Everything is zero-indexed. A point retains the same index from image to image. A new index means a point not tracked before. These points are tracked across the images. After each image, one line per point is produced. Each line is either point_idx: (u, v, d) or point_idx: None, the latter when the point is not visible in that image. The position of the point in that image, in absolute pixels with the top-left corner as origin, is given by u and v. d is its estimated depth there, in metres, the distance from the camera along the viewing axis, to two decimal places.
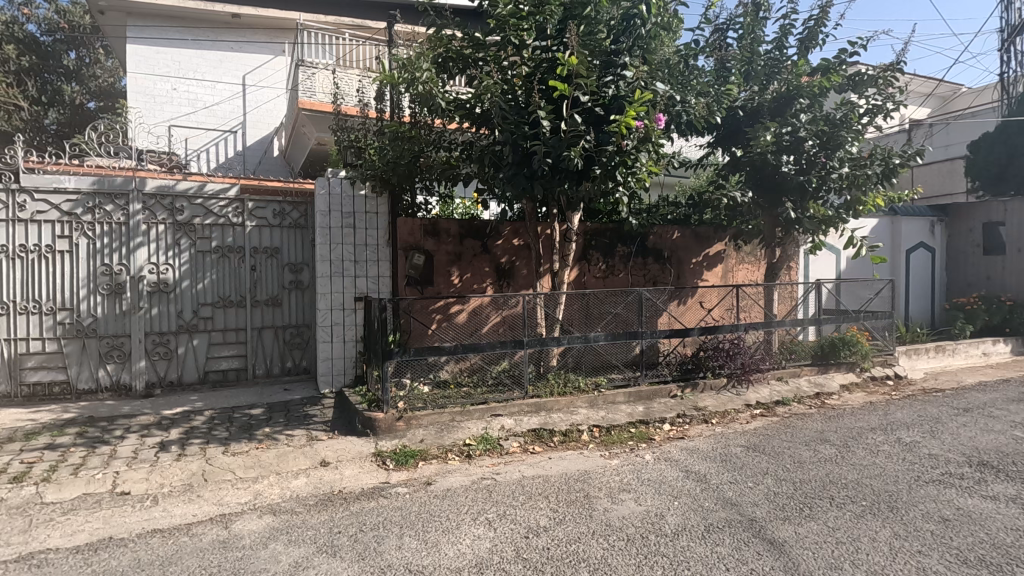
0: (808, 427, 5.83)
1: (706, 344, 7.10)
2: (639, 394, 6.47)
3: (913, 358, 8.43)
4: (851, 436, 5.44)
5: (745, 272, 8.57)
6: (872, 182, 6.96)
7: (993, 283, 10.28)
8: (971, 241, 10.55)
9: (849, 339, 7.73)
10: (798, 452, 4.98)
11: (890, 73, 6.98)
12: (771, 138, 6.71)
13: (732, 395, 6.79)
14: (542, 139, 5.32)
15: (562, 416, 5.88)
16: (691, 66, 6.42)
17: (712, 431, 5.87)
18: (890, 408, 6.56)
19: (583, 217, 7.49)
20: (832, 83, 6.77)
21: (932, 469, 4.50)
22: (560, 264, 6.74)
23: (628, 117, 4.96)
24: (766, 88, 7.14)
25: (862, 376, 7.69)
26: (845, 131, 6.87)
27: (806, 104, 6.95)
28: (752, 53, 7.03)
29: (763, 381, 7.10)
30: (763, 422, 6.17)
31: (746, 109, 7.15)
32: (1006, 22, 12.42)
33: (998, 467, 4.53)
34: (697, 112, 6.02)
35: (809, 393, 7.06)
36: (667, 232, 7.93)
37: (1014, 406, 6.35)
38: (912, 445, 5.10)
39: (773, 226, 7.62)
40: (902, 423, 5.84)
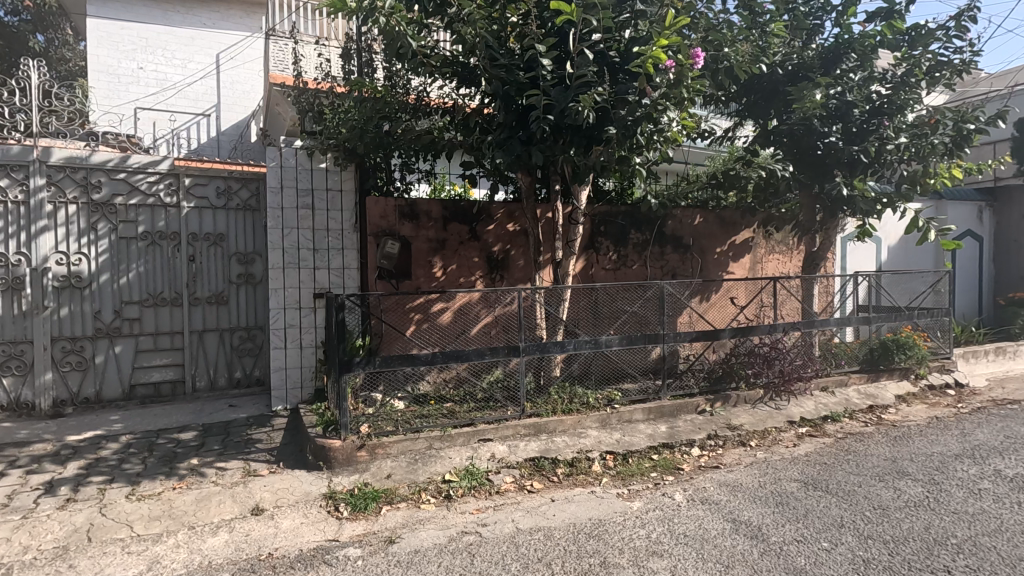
0: (873, 453, 4.69)
1: (738, 349, 5.96)
2: (661, 411, 5.34)
3: (972, 362, 7.35)
4: (934, 467, 4.31)
5: (776, 264, 7.41)
6: (939, 153, 5.82)
7: None
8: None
9: (903, 343, 6.56)
10: (874, 493, 3.85)
11: (965, 19, 5.83)
12: (820, 98, 5.50)
13: (772, 410, 5.66)
14: (542, 89, 4.19)
15: (567, 441, 4.74)
16: (720, 16, 5.25)
17: (753, 457, 4.74)
18: (963, 425, 5.44)
19: (590, 197, 6.35)
20: (897, 30, 5.48)
21: None
22: (563, 252, 5.60)
23: (656, 49, 3.83)
24: (807, 44, 5.92)
25: (918, 385, 6.61)
26: (908, 93, 5.71)
27: (857, 63, 5.74)
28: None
29: (806, 392, 5.96)
30: (814, 444, 5.03)
31: (786, 66, 5.88)
32: None
33: None
34: (738, 60, 4.95)
35: (860, 407, 5.95)
36: (688, 216, 6.76)
37: None
38: (1020, 482, 3.96)
39: (811, 209, 6.43)
40: (990, 448, 4.70)
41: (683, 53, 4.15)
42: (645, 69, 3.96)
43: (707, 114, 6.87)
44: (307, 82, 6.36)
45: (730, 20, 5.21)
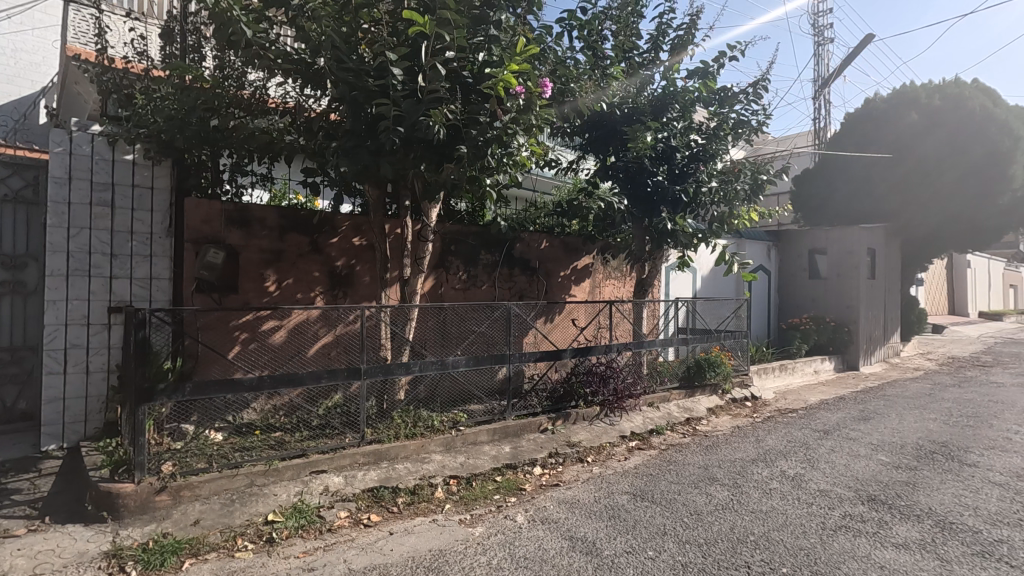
0: (689, 462, 5.19)
1: (578, 368, 6.28)
2: (506, 431, 5.37)
3: (763, 377, 8.64)
4: (737, 472, 4.88)
5: (612, 289, 8.01)
6: (741, 198, 6.77)
7: (818, 304, 11.14)
8: (799, 266, 11.38)
9: (713, 361, 7.50)
10: (690, 500, 4.23)
11: (760, 87, 6.93)
12: (649, 140, 6.12)
13: (607, 425, 6.01)
14: (393, 99, 4.04)
15: (408, 468, 4.51)
16: (566, 53, 5.59)
17: (590, 472, 4.95)
18: (758, 432, 6.30)
19: (441, 216, 6.28)
20: (710, 89, 6.32)
21: (832, 512, 3.96)
22: (412, 269, 5.42)
23: (508, 72, 3.94)
24: (640, 91, 6.55)
25: (724, 398, 7.55)
26: (718, 145, 6.59)
27: (679, 113, 6.50)
28: (629, 47, 6.27)
29: (636, 408, 6.44)
30: (642, 457, 5.43)
31: (623, 109, 6.45)
32: (818, 74, 13.81)
33: (889, 502, 4.11)
34: (582, 96, 5.32)
35: (679, 420, 6.60)
36: (535, 240, 7.00)
37: (863, 426, 6.42)
38: (799, 480, 4.64)
39: (642, 240, 6.99)
40: (778, 452, 5.48)
41: (532, 81, 4.29)
42: (497, 91, 4.03)
43: (554, 145, 7.26)
44: (115, 60, 5.45)
45: (575, 60, 5.59)
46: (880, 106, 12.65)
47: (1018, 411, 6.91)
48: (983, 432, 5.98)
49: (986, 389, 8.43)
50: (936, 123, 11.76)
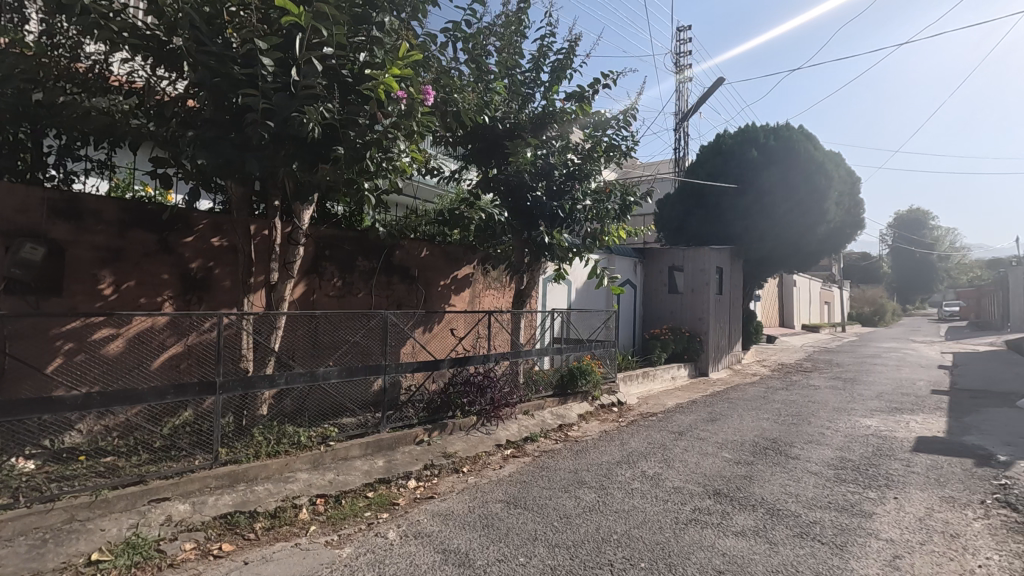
0: (561, 467, 5.39)
1: (456, 379, 6.26)
2: (379, 444, 5.18)
3: (628, 384, 9.28)
4: (603, 475, 5.16)
5: (491, 299, 8.13)
6: (611, 217, 7.25)
7: (676, 317, 12.26)
8: (661, 281, 12.45)
9: (584, 369, 7.87)
10: (560, 504, 4.39)
11: (629, 115, 7.50)
12: (529, 156, 6.31)
13: (483, 435, 6.05)
14: (261, 90, 3.76)
15: (270, 489, 4.17)
16: (450, 63, 5.60)
17: (465, 482, 4.94)
18: (623, 436, 6.73)
19: (315, 219, 5.94)
20: (586, 112, 6.71)
21: (684, 507, 4.33)
22: (280, 275, 5.05)
23: (390, 76, 3.86)
24: (522, 108, 6.76)
25: (593, 404, 7.96)
26: (592, 165, 7.00)
27: (557, 132, 6.81)
28: (512, 65, 6.44)
29: (512, 416, 6.56)
30: (517, 464, 5.54)
31: (505, 124, 6.60)
32: (679, 108, 15.28)
33: (730, 494, 4.60)
34: (466, 108, 5.36)
35: (553, 426, 6.84)
36: (416, 248, 6.90)
37: (711, 426, 7.14)
38: (657, 479, 5.02)
39: (520, 252, 7.20)
40: (639, 454, 5.89)
41: (414, 87, 4.26)
42: (377, 94, 3.93)
43: (437, 153, 7.22)
44: None
45: (459, 71, 5.63)
46: (728, 141, 14.29)
47: (828, 409, 8.13)
48: (803, 428, 6.94)
49: (806, 391, 9.82)
50: (772, 160, 13.56)
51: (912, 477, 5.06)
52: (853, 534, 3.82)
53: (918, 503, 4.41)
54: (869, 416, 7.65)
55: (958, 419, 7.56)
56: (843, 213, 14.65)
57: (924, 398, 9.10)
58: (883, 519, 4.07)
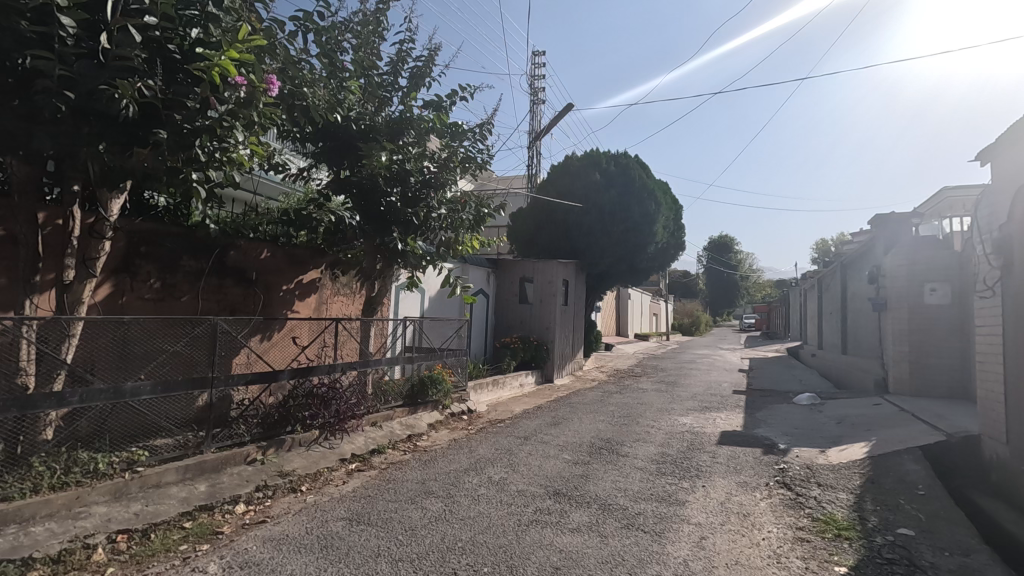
0: (408, 479, 5.28)
1: (296, 391, 5.83)
2: (201, 467, 4.62)
3: (479, 392, 9.45)
4: (450, 483, 5.17)
5: (340, 306, 7.74)
6: (466, 227, 7.31)
7: (525, 326, 12.80)
8: (512, 292, 12.92)
9: (435, 378, 7.85)
10: (406, 516, 4.29)
11: (485, 128, 7.69)
12: (384, 160, 6.14)
13: (325, 450, 5.70)
14: (59, 55, 3.18)
15: (54, 529, 3.48)
16: (299, 55, 5.27)
17: (303, 502, 4.61)
18: (472, 443, 6.82)
19: (128, 211, 5.15)
20: (443, 122, 6.73)
21: (526, 509, 4.51)
22: (77, 274, 4.28)
23: (226, 59, 3.50)
24: (378, 110, 6.57)
25: (443, 413, 7.96)
26: (448, 175, 7.03)
27: (414, 139, 6.74)
28: (369, 65, 6.25)
29: (358, 429, 6.27)
30: (361, 478, 5.31)
31: (359, 124, 6.36)
32: (533, 127, 16.08)
33: (569, 494, 4.89)
34: (315, 104, 5.07)
35: (401, 437, 6.70)
36: (254, 249, 6.31)
37: (554, 430, 7.55)
38: (502, 484, 5.17)
39: (373, 258, 6.96)
40: (487, 460, 6.01)
41: (256, 75, 3.93)
42: (210, 77, 3.55)
43: (283, 148, 6.72)
44: None
45: (309, 64, 5.31)
46: (575, 164, 15.35)
47: (654, 410, 9.07)
48: (632, 428, 7.66)
49: (636, 394, 10.86)
50: (612, 184, 14.87)
51: (716, 467, 5.84)
52: (669, 521, 4.29)
53: (720, 489, 5.10)
54: (685, 415, 8.69)
55: (751, 414, 8.92)
56: (668, 235, 16.55)
57: (727, 398, 10.60)
58: (693, 506, 4.64)
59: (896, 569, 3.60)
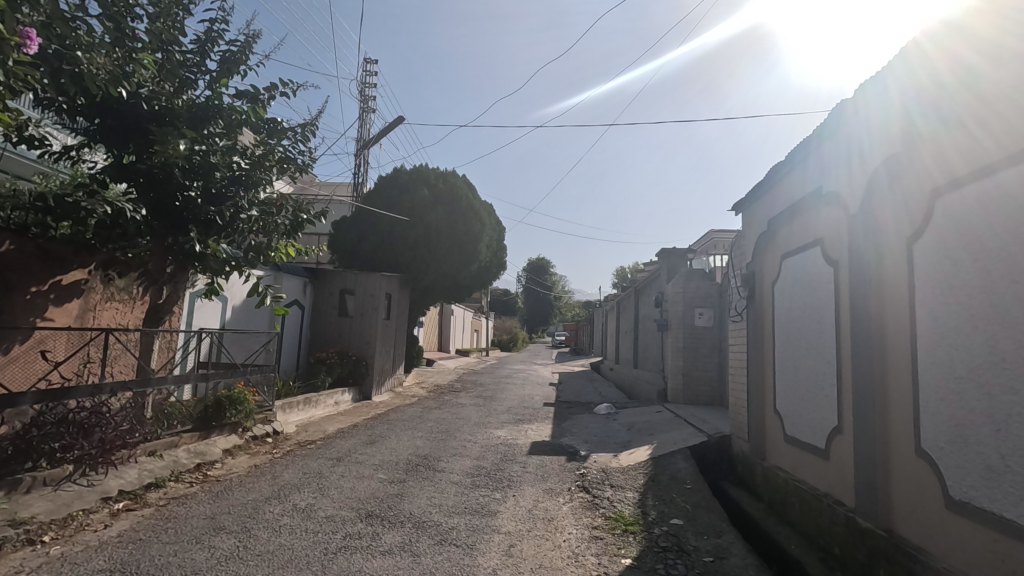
0: (194, 515, 4.61)
1: (43, 419, 4.73)
2: None
3: (287, 412, 8.70)
4: (247, 515, 4.64)
5: (113, 314, 6.52)
6: (280, 232, 6.64)
7: (343, 340, 12.21)
8: (330, 304, 12.24)
9: (235, 398, 7.03)
10: (188, 559, 3.73)
11: (307, 129, 7.21)
12: (184, 149, 5.35)
13: (82, 488, 4.69)
14: None
15: None
16: (73, 11, 4.39)
17: (45, 556, 3.72)
18: (275, 469, 6.22)
19: None
20: (260, 116, 6.15)
21: (334, 535, 4.24)
22: None
23: None
24: (178, 92, 5.77)
25: (243, 436, 7.14)
26: (262, 173, 6.38)
27: (223, 130, 6.02)
28: (170, 39, 5.46)
29: (130, 460, 5.29)
30: (132, 519, 4.48)
31: (151, 105, 5.48)
32: (361, 135, 15.59)
33: (381, 515, 4.73)
34: (93, 72, 4.23)
35: (187, 467, 5.83)
36: None
37: (368, 449, 7.26)
38: (309, 511, 4.80)
39: (161, 260, 6.01)
40: (292, 486, 5.53)
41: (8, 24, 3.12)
42: None
43: (41, 120, 5.50)
44: None
45: (87, 24, 4.43)
46: (402, 177, 15.20)
47: (471, 424, 9.28)
48: (449, 443, 7.73)
49: (454, 409, 11.01)
50: (439, 201, 15.06)
51: (526, 476, 6.17)
52: (481, 533, 4.40)
53: (528, 497, 5.40)
54: (500, 428, 9.05)
55: (558, 425, 9.66)
56: (491, 255, 17.25)
57: (538, 410, 11.32)
58: (504, 515, 4.82)
59: (669, 554, 4.17)
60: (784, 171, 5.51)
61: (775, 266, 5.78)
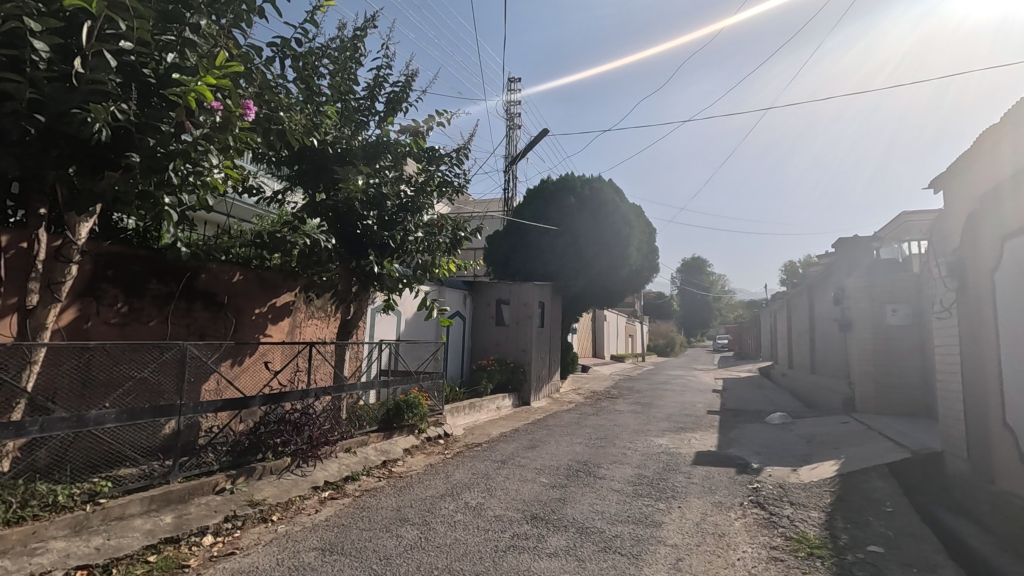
0: (383, 506, 5.19)
1: (268, 418, 5.72)
2: (166, 498, 4.44)
3: (455, 416, 9.41)
4: (426, 509, 5.10)
5: (314, 329, 7.65)
6: (442, 250, 7.27)
7: (501, 347, 12.84)
8: (489, 314, 12.96)
9: (411, 403, 7.81)
10: (381, 545, 4.21)
11: (461, 153, 7.78)
12: (361, 184, 6.15)
13: (297, 477, 5.56)
14: (30, 77, 3.17)
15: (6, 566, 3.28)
16: (276, 79, 5.31)
17: (273, 533, 4.47)
18: (448, 468, 6.76)
19: (97, 232, 5.02)
20: (420, 146, 6.81)
21: (504, 534, 4.48)
22: (41, 297, 4.08)
23: (202, 85, 3.48)
24: (354, 134, 6.63)
25: (419, 437, 7.87)
26: (424, 199, 7.06)
27: (391, 162, 6.78)
28: (347, 90, 6.30)
29: (331, 455, 6.14)
30: (335, 507, 5.18)
31: (334, 149, 6.42)
32: (509, 151, 16.33)
33: (545, 518, 4.87)
34: (293, 127, 5.09)
35: (376, 463, 6.60)
36: (226, 272, 6.19)
37: (530, 453, 7.54)
38: (479, 509, 5.13)
39: (348, 281, 6.91)
40: (463, 485, 5.95)
41: (232, 100, 3.96)
42: (186, 102, 3.52)
43: (257, 173, 6.70)
44: None
45: (286, 88, 5.37)
46: (549, 187, 15.57)
47: (629, 432, 9.13)
48: (609, 450, 7.69)
49: (612, 415, 10.92)
50: (585, 207, 15.07)
51: (692, 487, 5.89)
52: (646, 543, 4.31)
53: (695, 510, 5.14)
54: (661, 436, 8.76)
55: (725, 434, 9.04)
56: (642, 258, 16.83)
57: (701, 418, 10.73)
58: (670, 527, 4.66)
59: None
60: (996, 137, 4.61)
61: (992, 251, 4.83)
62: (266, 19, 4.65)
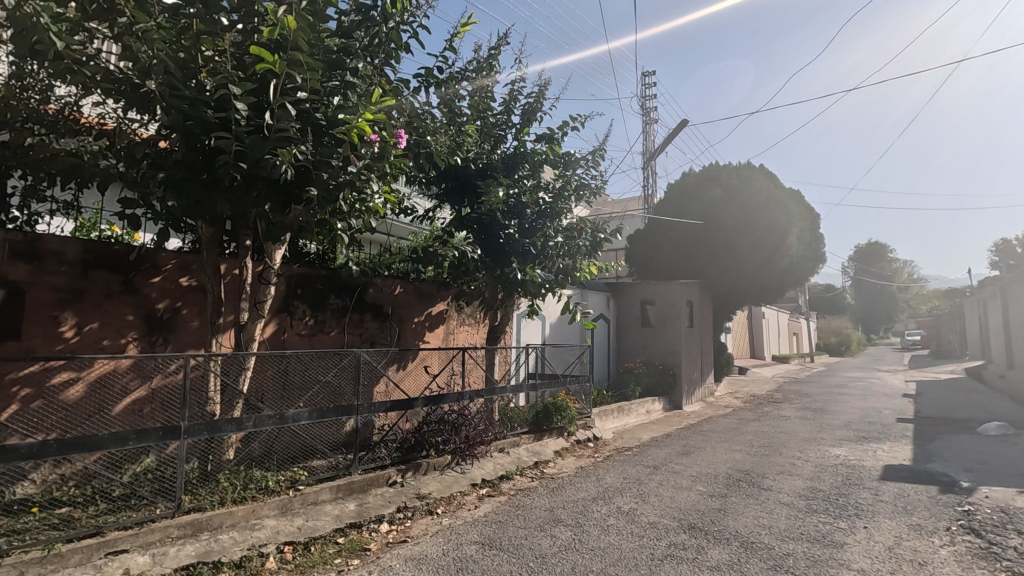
0: (536, 506, 5.32)
1: (430, 418, 6.20)
2: (350, 487, 5.03)
3: (604, 419, 9.32)
4: (579, 512, 5.13)
5: (465, 335, 8.14)
6: (581, 253, 7.30)
7: (648, 349, 12.47)
8: (633, 315, 12.70)
9: (560, 405, 7.90)
10: (536, 543, 4.33)
11: (595, 154, 7.74)
12: (502, 195, 6.43)
13: (457, 474, 5.94)
14: (235, 133, 3.85)
15: (235, 537, 3.97)
16: (423, 106, 5.77)
17: (439, 524, 4.83)
18: (599, 471, 6.72)
19: (288, 257, 5.89)
20: (556, 152, 6.92)
21: (659, 542, 4.33)
22: (250, 314, 4.89)
23: (362, 121, 3.93)
24: (494, 148, 6.93)
25: (569, 440, 7.94)
26: (562, 204, 7.16)
27: (529, 172, 6.99)
28: (485, 107, 6.63)
29: (487, 454, 6.47)
30: (492, 504, 5.44)
31: (476, 165, 6.80)
32: (646, 147, 15.85)
33: (705, 528, 4.61)
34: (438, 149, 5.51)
35: (528, 463, 6.79)
36: (389, 286, 6.86)
37: (685, 459, 7.19)
38: (632, 514, 5.01)
39: (494, 288, 7.26)
40: (615, 489, 5.87)
41: (387, 131, 4.41)
42: (350, 137, 3.99)
43: (411, 194, 7.35)
44: None
45: (432, 113, 5.81)
46: (692, 180, 14.78)
47: (798, 440, 8.27)
48: (775, 459, 7.04)
49: (777, 422, 9.98)
50: (734, 197, 13.98)
51: (880, 506, 5.15)
52: (825, 565, 3.87)
53: (886, 532, 4.48)
54: (838, 446, 7.79)
55: (921, 446, 7.76)
56: (805, 247, 15.18)
57: (889, 426, 9.34)
58: (854, 549, 4.13)
59: None
60: None
61: None
62: (411, 53, 5.09)
